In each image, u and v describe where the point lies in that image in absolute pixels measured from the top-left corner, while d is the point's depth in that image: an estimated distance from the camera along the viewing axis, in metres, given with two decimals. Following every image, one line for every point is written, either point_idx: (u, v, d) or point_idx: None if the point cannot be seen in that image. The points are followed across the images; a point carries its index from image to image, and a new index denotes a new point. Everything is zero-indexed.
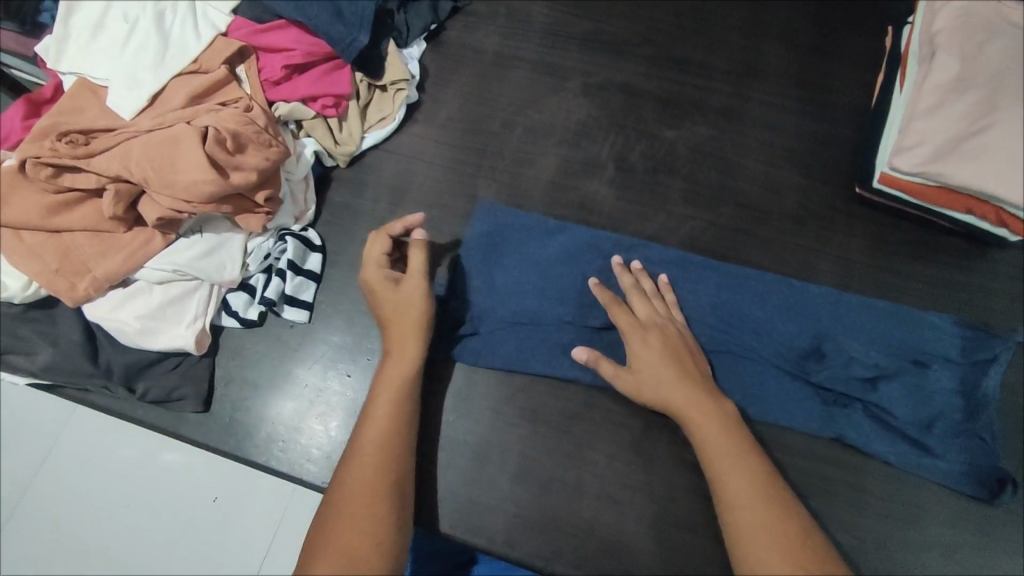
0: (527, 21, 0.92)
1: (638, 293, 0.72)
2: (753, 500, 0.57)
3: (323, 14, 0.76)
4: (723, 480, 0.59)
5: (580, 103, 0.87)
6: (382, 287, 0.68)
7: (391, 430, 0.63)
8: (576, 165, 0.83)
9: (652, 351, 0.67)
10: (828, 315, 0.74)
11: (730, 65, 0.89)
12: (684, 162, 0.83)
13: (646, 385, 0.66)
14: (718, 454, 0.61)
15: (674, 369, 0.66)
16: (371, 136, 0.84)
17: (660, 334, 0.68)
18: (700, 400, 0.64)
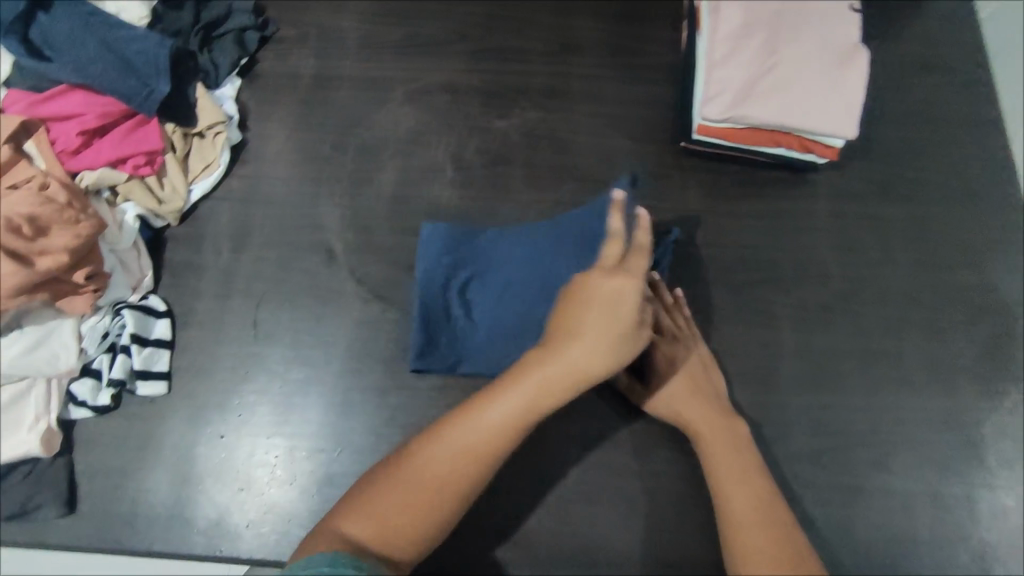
0: (339, 38, 0.91)
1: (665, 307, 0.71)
2: (739, 487, 0.59)
3: (108, 67, 0.72)
4: (713, 468, 0.61)
5: (408, 112, 0.87)
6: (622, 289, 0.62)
7: (512, 421, 0.57)
8: (416, 174, 0.83)
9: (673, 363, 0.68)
10: (510, 257, 0.74)
11: (547, 47, 0.91)
12: (520, 150, 0.85)
13: (664, 401, 0.67)
14: (723, 473, 0.60)
15: (685, 383, 0.67)
16: (198, 187, 0.80)
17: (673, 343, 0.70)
18: (698, 398, 0.66)
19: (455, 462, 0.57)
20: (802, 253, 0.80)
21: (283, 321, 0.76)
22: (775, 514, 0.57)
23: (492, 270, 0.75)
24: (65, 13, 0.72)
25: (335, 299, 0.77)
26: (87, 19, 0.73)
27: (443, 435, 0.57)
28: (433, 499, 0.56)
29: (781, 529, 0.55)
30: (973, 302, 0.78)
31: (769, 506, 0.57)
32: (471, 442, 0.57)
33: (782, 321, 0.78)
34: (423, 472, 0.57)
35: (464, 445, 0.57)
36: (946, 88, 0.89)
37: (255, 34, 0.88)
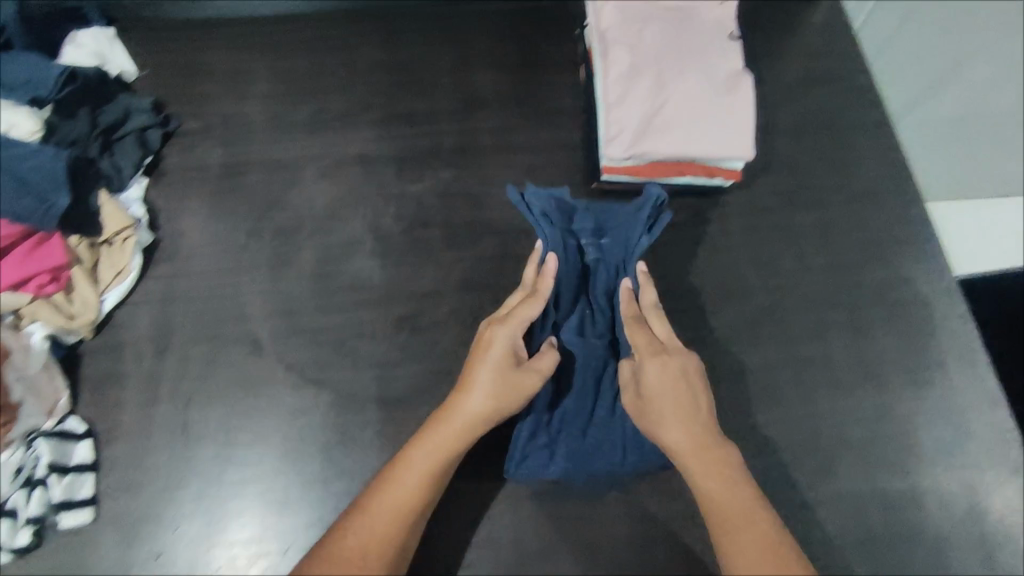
0: (244, 124, 0.91)
1: (647, 323, 0.71)
2: (757, 563, 0.57)
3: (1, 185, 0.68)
4: (727, 539, 0.60)
5: (321, 187, 0.87)
6: (502, 356, 0.65)
7: (436, 464, 0.63)
8: (336, 249, 0.83)
9: (667, 374, 0.65)
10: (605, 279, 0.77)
11: (452, 105, 0.93)
12: (437, 210, 0.85)
13: (650, 424, 0.65)
14: (729, 544, 0.60)
15: (683, 397, 0.65)
16: (111, 296, 0.78)
17: (656, 366, 0.66)
18: (697, 446, 0.63)
19: (434, 471, 0.63)
20: (723, 274, 0.83)
21: (213, 422, 0.73)
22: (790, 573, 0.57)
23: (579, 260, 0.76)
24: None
25: (266, 391, 0.75)
26: None
27: (437, 429, 0.64)
28: (381, 543, 0.60)
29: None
30: (889, 296, 0.82)
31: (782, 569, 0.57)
32: (467, 434, 0.64)
33: (713, 343, 0.79)
34: (430, 459, 0.63)
35: (389, 511, 0.61)
36: (832, 97, 0.94)
37: (157, 131, 0.89)
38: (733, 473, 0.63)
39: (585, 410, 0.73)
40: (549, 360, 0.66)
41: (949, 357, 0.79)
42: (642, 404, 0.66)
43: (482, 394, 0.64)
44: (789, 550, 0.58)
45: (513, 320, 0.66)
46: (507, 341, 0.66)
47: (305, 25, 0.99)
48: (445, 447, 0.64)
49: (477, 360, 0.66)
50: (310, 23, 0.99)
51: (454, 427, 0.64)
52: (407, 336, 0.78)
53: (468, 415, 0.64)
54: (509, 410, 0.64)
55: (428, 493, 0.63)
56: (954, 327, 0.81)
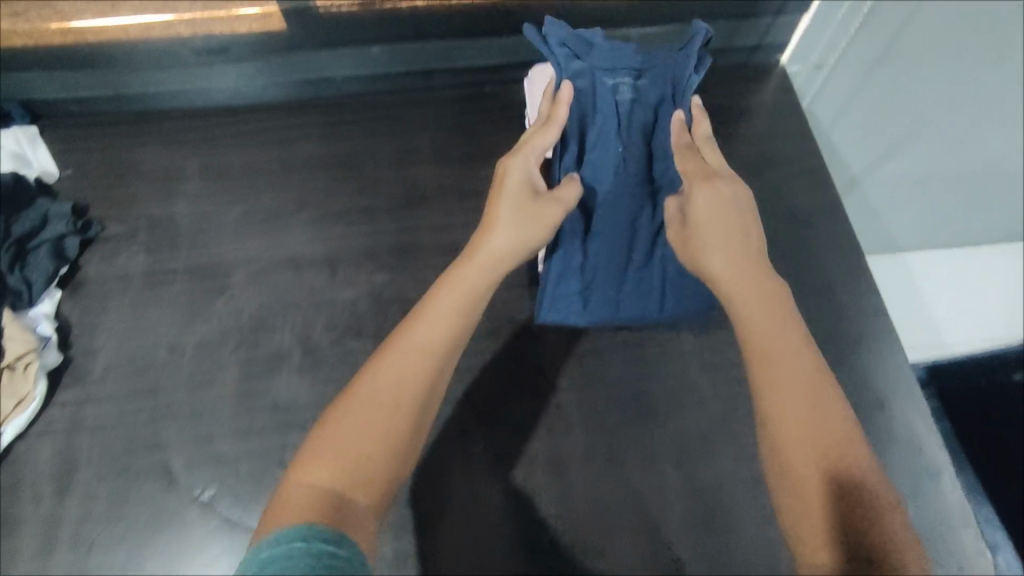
0: (171, 226, 0.87)
1: (690, 149, 0.69)
2: (802, 428, 0.50)
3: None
4: (768, 401, 0.52)
5: (248, 295, 0.82)
6: (519, 191, 0.65)
7: (440, 343, 0.55)
8: (260, 365, 0.77)
9: (736, 242, 0.60)
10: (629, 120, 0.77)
11: (391, 201, 0.89)
12: (371, 317, 0.81)
13: (704, 255, 0.61)
14: (799, 431, 0.50)
15: (738, 244, 0.60)
16: (11, 427, 0.72)
17: (728, 184, 0.63)
18: (757, 294, 0.57)
19: (440, 333, 0.55)
20: (674, 380, 0.77)
21: (118, 567, 0.69)
22: (824, 514, 0.47)
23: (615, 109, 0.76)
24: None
25: (178, 530, 0.70)
26: None
27: (444, 299, 0.58)
28: (401, 400, 0.51)
29: (843, 442, 0.49)
30: (849, 401, 0.77)
31: (828, 490, 0.48)
32: (472, 303, 0.58)
33: (662, 460, 0.74)
34: (428, 333, 0.55)
35: (377, 396, 0.51)
36: (785, 183, 0.91)
37: (76, 238, 0.83)
38: (815, 355, 0.54)
39: (619, 256, 0.76)
40: (569, 194, 0.68)
41: (915, 468, 0.74)
42: (687, 239, 0.63)
43: (500, 240, 0.62)
44: (858, 439, 0.50)
45: (529, 153, 0.68)
46: (522, 175, 0.66)
47: (243, 116, 0.96)
48: (458, 294, 0.59)
49: (495, 199, 0.65)
50: (248, 114, 0.96)
51: (480, 261, 0.61)
52: None
53: (490, 256, 0.62)
54: (530, 246, 0.64)
55: (432, 362, 0.54)
56: (920, 435, 0.76)
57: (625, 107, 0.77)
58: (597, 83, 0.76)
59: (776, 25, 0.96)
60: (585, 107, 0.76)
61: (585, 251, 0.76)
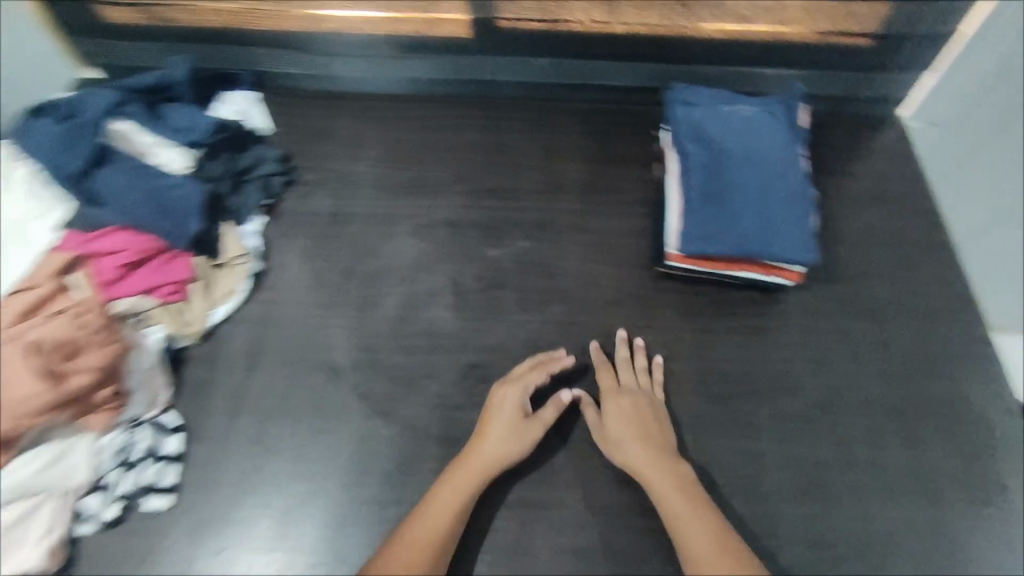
0: (355, 182, 1.04)
1: (625, 363, 0.85)
2: (719, 559, 0.67)
3: (148, 209, 0.83)
4: (687, 541, 0.69)
5: (413, 242, 0.97)
6: (512, 412, 0.78)
7: (453, 514, 0.71)
8: (419, 298, 0.91)
9: (648, 421, 0.79)
10: (748, 126, 0.94)
11: (536, 186, 1.03)
12: (513, 274, 0.93)
13: (615, 451, 0.77)
14: (704, 559, 0.67)
15: (638, 430, 0.78)
16: (219, 310, 0.88)
17: (631, 398, 0.81)
18: (665, 468, 0.74)
19: (454, 508, 0.72)
20: (778, 367, 0.86)
21: (286, 435, 0.80)
22: None
23: (731, 124, 0.94)
24: (124, 165, 0.84)
25: (339, 414, 0.82)
26: (138, 172, 0.85)
27: (442, 500, 0.72)
28: (419, 559, 0.68)
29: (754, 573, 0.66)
30: (927, 413, 0.83)
31: None
32: (473, 485, 0.73)
33: (763, 431, 0.82)
34: (446, 507, 0.72)
35: (407, 555, 0.68)
36: (896, 216, 1.00)
37: (280, 177, 1.02)
38: (706, 508, 0.72)
39: (748, 217, 0.88)
40: (555, 410, 0.80)
41: (1005, 478, 0.79)
42: (606, 436, 0.79)
43: (497, 442, 0.76)
44: (746, 555, 0.68)
45: (520, 381, 0.81)
46: (517, 395, 0.80)
47: (415, 104, 1.13)
48: (459, 484, 0.73)
49: (487, 419, 0.78)
50: (420, 104, 1.13)
51: (473, 469, 0.74)
52: (473, 384, 0.84)
53: (486, 459, 0.75)
54: (521, 452, 0.76)
55: (447, 530, 0.70)
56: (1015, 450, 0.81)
57: (743, 121, 0.95)
58: (712, 107, 0.96)
59: (899, 80, 1.05)
60: (705, 114, 0.96)
61: (713, 213, 0.88)
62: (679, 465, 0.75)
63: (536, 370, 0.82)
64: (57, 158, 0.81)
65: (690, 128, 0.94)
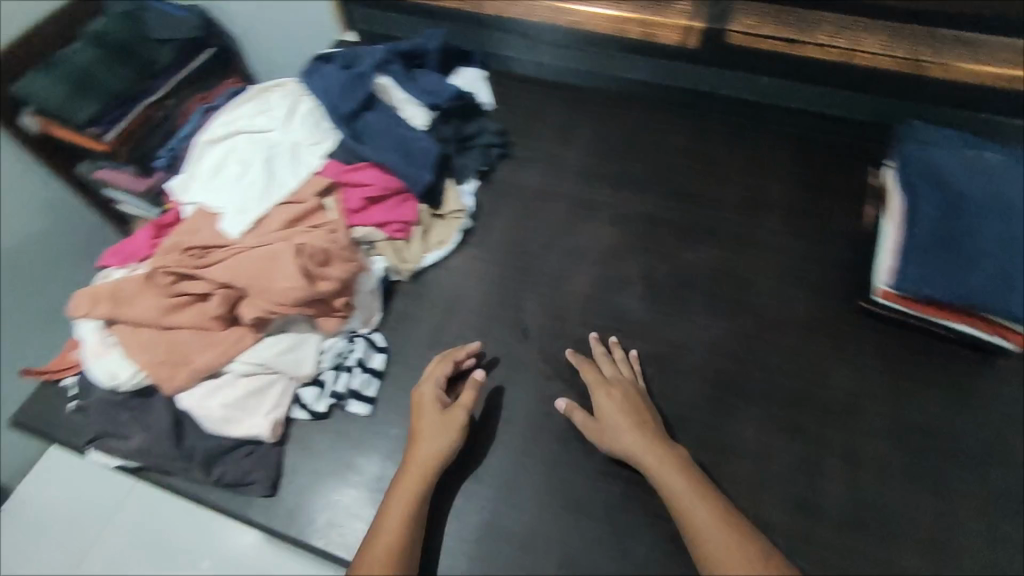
0: (562, 165, 1.09)
1: (603, 357, 0.86)
2: (720, 542, 0.66)
3: (397, 153, 0.95)
4: (693, 526, 0.68)
5: (610, 231, 1.01)
6: (430, 403, 0.79)
7: (416, 496, 0.72)
8: (610, 284, 0.95)
9: (621, 409, 0.78)
10: (994, 170, 0.87)
11: (739, 201, 1.03)
12: (703, 281, 0.95)
13: (611, 440, 0.77)
14: (706, 538, 0.67)
15: (631, 420, 0.77)
16: (430, 256, 0.97)
17: (620, 391, 0.80)
18: (657, 453, 0.74)
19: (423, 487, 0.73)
20: (983, 436, 0.81)
21: (475, 379, 0.87)
22: None
23: (977, 164, 0.87)
24: (382, 113, 0.97)
25: (524, 372, 0.88)
26: (393, 121, 0.97)
27: (413, 467, 0.74)
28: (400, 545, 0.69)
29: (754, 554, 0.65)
30: (1011, 450, 0.80)
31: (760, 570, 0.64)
32: (441, 451, 0.75)
33: (957, 497, 0.77)
34: (412, 490, 0.73)
35: (391, 541, 0.69)
36: None
37: (497, 150, 1.10)
38: (712, 493, 0.71)
39: (983, 265, 0.81)
40: (471, 394, 0.80)
41: None
42: (600, 430, 0.78)
43: (427, 434, 0.77)
44: (742, 526, 0.68)
45: (435, 376, 0.82)
46: (433, 391, 0.80)
47: (625, 107, 1.17)
48: (421, 469, 0.74)
49: (415, 417, 0.79)
50: (629, 106, 1.16)
51: (412, 473, 0.74)
52: (653, 373, 0.87)
53: (421, 456, 0.75)
54: (453, 445, 0.77)
55: (416, 515, 0.71)
56: None
57: (990, 163, 0.87)
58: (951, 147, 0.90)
59: None
60: (945, 150, 0.89)
61: (941, 254, 0.83)
62: (677, 451, 0.75)
63: (445, 362, 0.83)
64: (335, 98, 0.95)
65: (926, 162, 0.88)
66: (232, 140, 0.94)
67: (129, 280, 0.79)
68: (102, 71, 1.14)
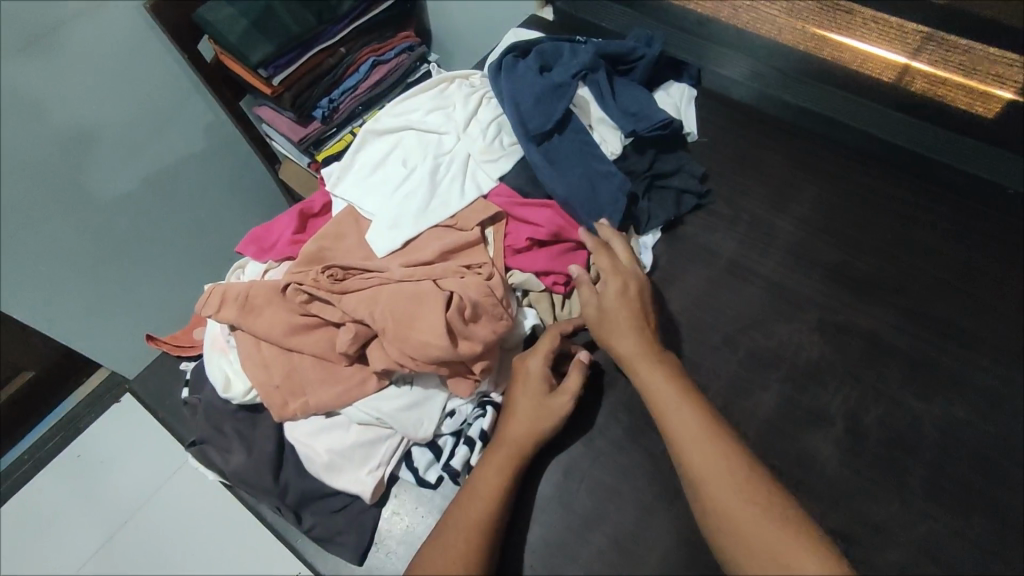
0: (769, 236, 0.88)
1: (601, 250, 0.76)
2: (716, 469, 0.61)
3: (581, 184, 0.79)
4: (678, 448, 0.64)
5: (814, 340, 0.80)
6: (536, 381, 0.71)
7: (503, 475, 0.67)
8: (801, 413, 0.76)
9: (623, 303, 0.73)
10: None
11: (999, 344, 0.79)
12: (930, 447, 0.73)
13: (606, 335, 0.72)
14: (695, 454, 0.62)
15: (631, 322, 0.72)
16: None
17: (625, 286, 0.74)
18: (646, 362, 0.69)
19: (510, 464, 0.67)
20: None
21: (609, 490, 0.73)
22: (783, 529, 0.57)
23: None
24: (573, 138, 0.82)
25: (669, 500, 0.72)
26: (583, 148, 0.82)
27: (502, 447, 0.68)
28: (477, 524, 0.64)
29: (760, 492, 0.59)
30: None
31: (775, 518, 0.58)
32: (535, 433, 0.69)
33: None
34: (497, 469, 0.67)
35: (470, 522, 0.64)
36: None
37: (692, 199, 0.90)
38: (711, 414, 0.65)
39: None
40: (578, 378, 0.72)
41: None
42: (599, 325, 0.73)
43: (524, 407, 0.70)
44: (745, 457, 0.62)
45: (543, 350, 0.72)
46: (542, 366, 0.71)
47: (870, 171, 0.92)
48: (511, 448, 0.68)
49: (514, 389, 0.72)
50: (875, 172, 0.92)
51: (505, 453, 0.68)
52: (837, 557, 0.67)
53: (511, 435, 0.69)
54: (551, 427, 0.70)
55: (499, 493, 0.66)
56: None
57: None
58: None
59: None
60: None
61: None
62: (666, 358, 0.70)
63: (551, 334, 0.74)
64: (525, 113, 0.80)
65: None
66: (399, 137, 0.83)
67: (260, 287, 0.71)
68: (285, 11, 1.05)
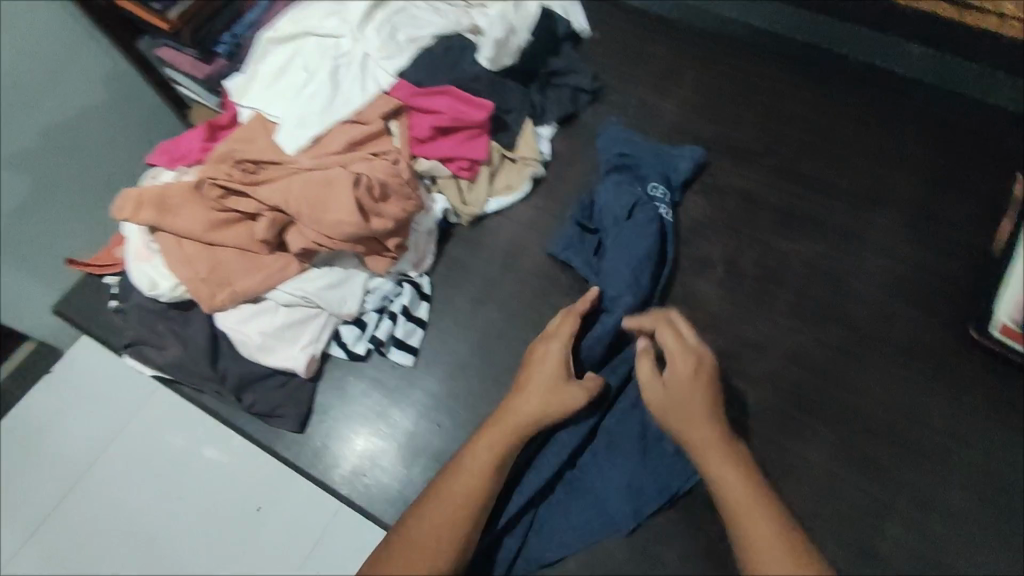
0: (656, 118, 0.97)
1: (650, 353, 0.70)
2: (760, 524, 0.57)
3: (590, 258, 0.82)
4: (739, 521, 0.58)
5: (698, 201, 0.90)
6: (552, 365, 0.69)
7: (498, 459, 0.65)
8: (688, 263, 0.86)
9: (696, 408, 0.65)
10: None
11: (854, 188, 0.89)
12: (797, 276, 0.84)
13: (669, 417, 0.65)
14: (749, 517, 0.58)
15: (714, 429, 0.64)
16: (495, 201, 0.88)
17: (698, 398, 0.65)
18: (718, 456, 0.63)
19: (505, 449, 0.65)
20: None
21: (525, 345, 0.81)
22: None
23: None
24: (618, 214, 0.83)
25: None
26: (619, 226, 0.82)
27: (501, 428, 0.66)
28: (459, 514, 0.61)
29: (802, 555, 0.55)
30: None
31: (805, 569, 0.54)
32: (544, 416, 0.67)
33: None
34: (491, 453, 0.65)
35: (454, 500, 0.62)
36: None
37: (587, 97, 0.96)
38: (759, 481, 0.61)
39: None
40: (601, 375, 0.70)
41: None
42: (668, 398, 0.66)
43: (527, 391, 0.68)
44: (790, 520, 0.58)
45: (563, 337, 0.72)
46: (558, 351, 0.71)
47: (746, 55, 1.01)
48: (507, 430, 0.66)
49: (528, 369, 0.71)
50: (751, 56, 1.01)
51: (504, 429, 0.66)
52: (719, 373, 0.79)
53: (515, 416, 0.67)
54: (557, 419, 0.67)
55: (490, 478, 0.64)
56: None
57: None
58: None
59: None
60: None
61: None
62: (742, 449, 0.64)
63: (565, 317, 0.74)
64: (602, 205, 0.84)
65: None
66: (298, 45, 0.86)
67: (176, 188, 0.75)
68: None
